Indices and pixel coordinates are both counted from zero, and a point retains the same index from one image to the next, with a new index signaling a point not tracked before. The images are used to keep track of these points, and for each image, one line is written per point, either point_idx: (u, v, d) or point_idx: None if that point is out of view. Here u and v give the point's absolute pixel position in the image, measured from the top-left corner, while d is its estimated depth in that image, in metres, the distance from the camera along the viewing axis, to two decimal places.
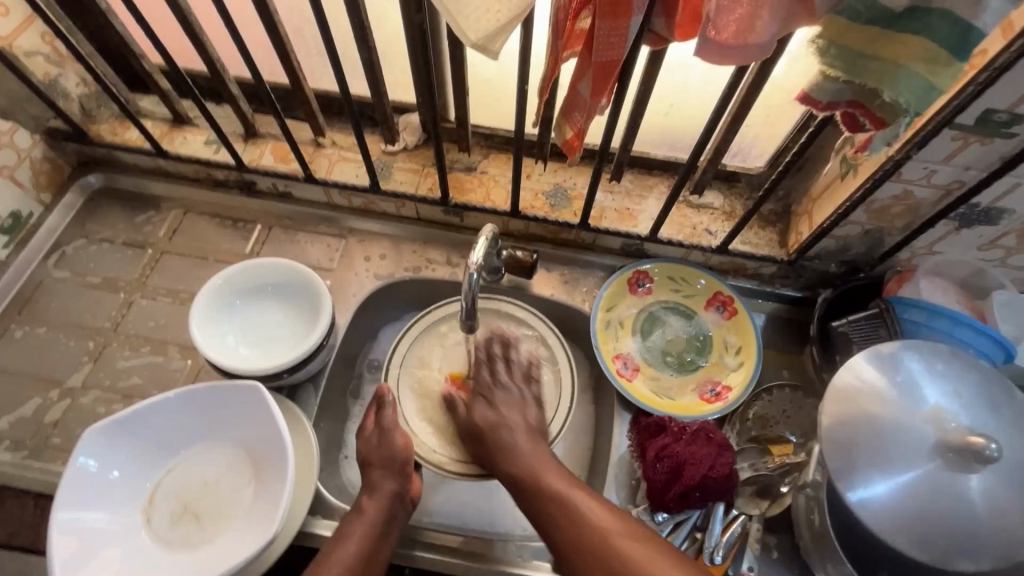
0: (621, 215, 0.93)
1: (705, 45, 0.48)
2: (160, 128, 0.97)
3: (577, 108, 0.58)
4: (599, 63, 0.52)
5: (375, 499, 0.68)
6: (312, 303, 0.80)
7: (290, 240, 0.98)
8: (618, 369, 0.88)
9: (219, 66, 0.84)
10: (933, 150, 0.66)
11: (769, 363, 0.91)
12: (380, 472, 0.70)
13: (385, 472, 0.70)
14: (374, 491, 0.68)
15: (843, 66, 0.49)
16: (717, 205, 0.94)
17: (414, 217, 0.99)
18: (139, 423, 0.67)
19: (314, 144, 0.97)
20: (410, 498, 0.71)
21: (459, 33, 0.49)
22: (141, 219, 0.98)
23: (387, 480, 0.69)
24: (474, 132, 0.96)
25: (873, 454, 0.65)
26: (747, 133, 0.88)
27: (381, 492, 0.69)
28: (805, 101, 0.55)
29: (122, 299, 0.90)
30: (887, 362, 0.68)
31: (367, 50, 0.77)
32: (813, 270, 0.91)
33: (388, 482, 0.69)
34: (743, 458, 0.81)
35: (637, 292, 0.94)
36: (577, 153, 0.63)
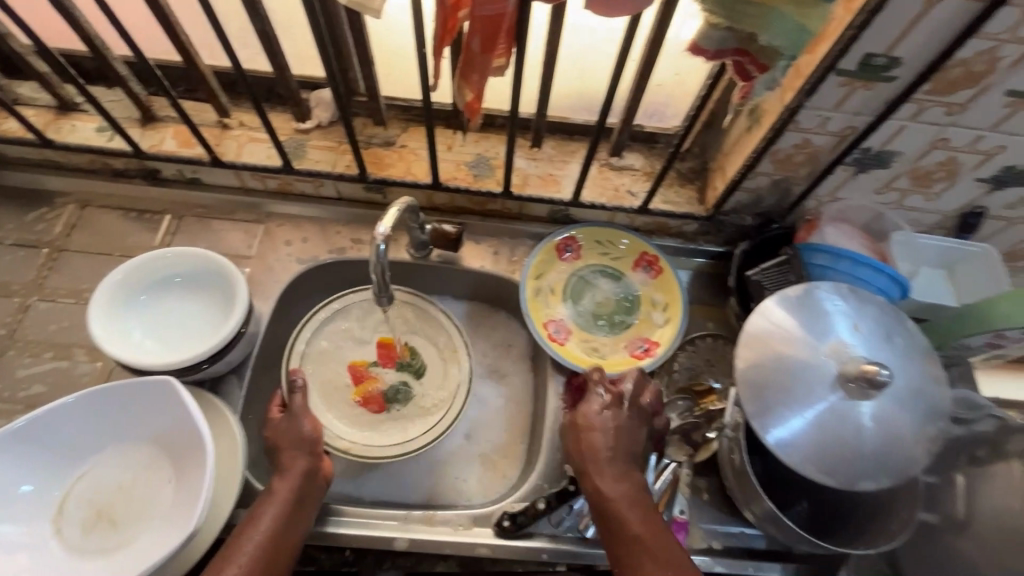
0: (544, 181, 0.93)
1: None
2: (44, 116, 0.89)
3: (472, 68, 0.57)
4: (485, 18, 0.51)
5: (285, 481, 0.66)
6: (226, 291, 0.77)
7: (204, 229, 0.93)
8: (549, 334, 0.88)
9: (99, 44, 0.78)
10: (824, 97, 0.69)
11: (695, 317, 0.95)
12: (292, 453, 0.68)
13: (297, 452, 0.67)
14: (284, 473, 0.66)
15: (722, 13, 0.50)
16: (638, 166, 0.95)
17: (335, 197, 0.96)
18: (37, 429, 0.63)
19: (220, 126, 0.92)
20: (324, 476, 0.69)
21: None
22: (33, 217, 0.91)
23: (298, 460, 0.67)
24: (390, 105, 0.93)
25: (782, 390, 0.68)
26: (660, 93, 0.89)
27: (295, 472, 0.66)
28: (694, 51, 0.55)
29: (17, 304, 0.84)
30: (793, 304, 0.72)
31: (260, 20, 0.73)
32: (730, 224, 0.94)
33: (298, 462, 0.67)
34: (671, 409, 0.82)
35: (566, 257, 0.95)
36: (481, 115, 0.63)
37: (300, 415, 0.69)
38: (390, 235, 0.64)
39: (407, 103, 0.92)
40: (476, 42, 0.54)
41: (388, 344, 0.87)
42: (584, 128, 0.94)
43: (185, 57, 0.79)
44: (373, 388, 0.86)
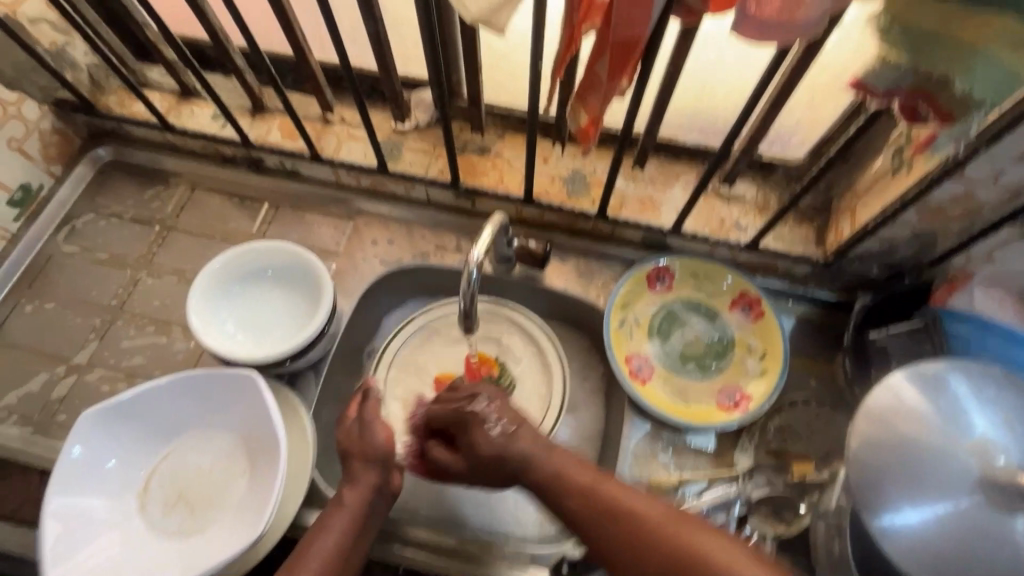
0: (642, 205, 0.87)
1: (741, 19, 0.46)
2: (168, 100, 0.94)
3: (593, 91, 0.52)
4: (617, 42, 0.46)
5: (355, 491, 0.65)
6: (313, 291, 0.77)
7: (297, 220, 0.95)
8: (631, 371, 0.83)
9: (222, 37, 0.80)
10: (1006, 146, 0.58)
11: (795, 371, 0.85)
12: (363, 463, 0.67)
13: (370, 465, 0.66)
14: (354, 483, 0.65)
15: (906, 49, 0.41)
16: (749, 197, 0.86)
17: (424, 200, 0.94)
18: (132, 409, 0.66)
19: (323, 121, 0.93)
20: (392, 491, 0.68)
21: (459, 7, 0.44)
22: (150, 195, 0.96)
23: (369, 472, 0.66)
24: (489, 112, 0.90)
25: (903, 481, 0.59)
26: (788, 119, 0.80)
27: (364, 483, 0.65)
28: (857, 89, 0.47)
29: (129, 276, 0.89)
30: (928, 384, 0.62)
31: (374, 22, 0.71)
32: (851, 273, 0.83)
33: (370, 474, 0.66)
34: (760, 474, 0.75)
35: (657, 288, 0.88)
36: (593, 140, 0.57)
37: (376, 420, 0.69)
38: (484, 262, 0.60)
39: (507, 111, 0.89)
40: (603, 65, 0.49)
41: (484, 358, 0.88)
42: (693, 151, 0.86)
43: (298, 53, 0.80)
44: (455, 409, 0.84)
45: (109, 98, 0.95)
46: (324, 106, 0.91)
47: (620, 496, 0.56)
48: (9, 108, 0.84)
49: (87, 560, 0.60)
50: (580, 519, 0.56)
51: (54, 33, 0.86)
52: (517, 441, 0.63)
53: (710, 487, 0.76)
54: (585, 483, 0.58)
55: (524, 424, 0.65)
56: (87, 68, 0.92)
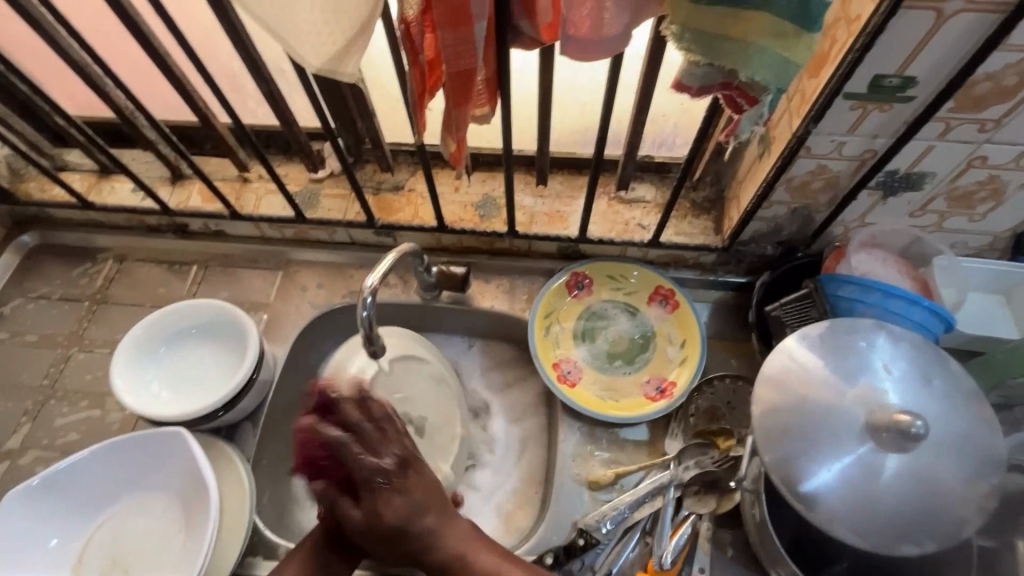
0: (551, 218, 0.92)
1: (567, 43, 0.51)
2: (88, 180, 0.97)
3: (449, 118, 0.56)
4: (454, 73, 0.51)
5: (295, 554, 0.64)
6: (240, 341, 0.80)
7: (227, 278, 0.98)
8: (559, 376, 0.86)
9: (128, 114, 0.84)
10: (836, 121, 0.64)
11: (716, 353, 0.89)
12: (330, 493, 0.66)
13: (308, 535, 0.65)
14: (294, 548, 0.65)
15: (699, 49, 0.48)
16: (649, 198, 0.92)
17: (349, 242, 0.98)
18: (60, 481, 0.66)
19: (241, 180, 0.97)
20: (345, 558, 0.65)
21: (301, 61, 0.48)
22: (78, 272, 0.98)
23: (308, 538, 0.65)
24: (397, 151, 0.95)
25: (811, 443, 0.62)
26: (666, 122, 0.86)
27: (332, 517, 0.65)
28: (678, 89, 0.53)
29: (60, 354, 0.90)
30: (816, 344, 0.66)
31: (266, 83, 0.76)
32: (751, 254, 0.89)
33: (310, 537, 0.64)
34: (687, 456, 0.76)
35: (576, 294, 0.92)
36: (465, 163, 0.62)
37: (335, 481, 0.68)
38: (378, 287, 0.63)
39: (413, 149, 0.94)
40: (450, 96, 0.54)
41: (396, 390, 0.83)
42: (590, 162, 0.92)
43: (202, 120, 0.84)
44: None
45: (29, 185, 0.98)
46: (240, 166, 0.95)
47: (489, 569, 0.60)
48: None
49: None
50: None
51: None
52: (432, 537, 0.60)
53: (647, 476, 0.78)
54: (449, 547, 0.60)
55: (450, 519, 0.61)
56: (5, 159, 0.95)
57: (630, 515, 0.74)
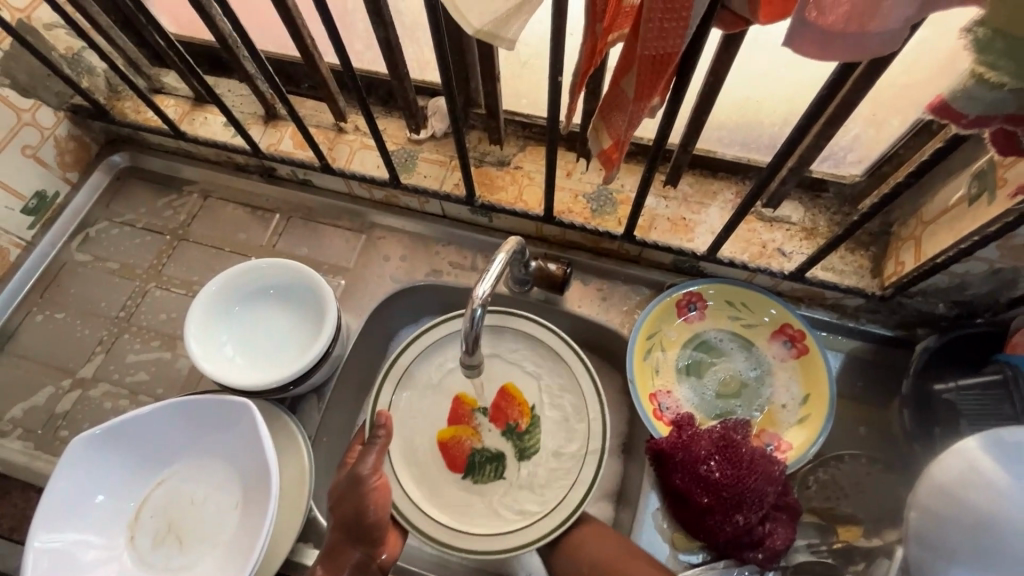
0: (674, 226, 0.79)
1: (800, 31, 0.38)
2: (182, 107, 0.92)
3: (616, 109, 0.45)
4: (646, 58, 0.39)
5: (331, 571, 0.59)
6: (319, 312, 0.74)
7: (308, 232, 0.92)
8: (655, 410, 0.75)
9: (232, 43, 0.77)
10: None
11: (842, 416, 0.76)
12: (342, 538, 0.60)
13: (348, 542, 0.60)
14: (332, 563, 0.59)
15: (1009, 67, 0.34)
16: (795, 219, 0.78)
17: (440, 215, 0.89)
18: (125, 434, 0.63)
19: (336, 130, 0.89)
20: (381, 566, 0.61)
21: (458, 19, 0.37)
22: (163, 203, 0.95)
23: (352, 550, 0.60)
24: (510, 122, 0.83)
25: (979, 572, 0.51)
26: (844, 132, 0.70)
27: (345, 564, 0.59)
28: (940, 112, 0.40)
29: (138, 287, 0.88)
30: (1013, 454, 0.52)
31: (384, 27, 0.65)
32: (912, 308, 0.73)
33: (350, 551, 0.60)
34: (800, 535, 0.67)
35: (686, 316, 0.80)
36: (617, 167, 0.51)
37: (353, 540, 0.60)
38: (489, 299, 0.55)
39: (528, 121, 0.82)
40: (630, 83, 0.42)
41: (514, 399, 0.73)
42: (734, 167, 0.78)
43: (308, 60, 0.75)
44: (465, 440, 0.72)
45: (125, 104, 0.93)
46: (337, 114, 0.87)
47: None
48: (24, 115, 0.83)
49: None
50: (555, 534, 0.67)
51: (69, 39, 0.84)
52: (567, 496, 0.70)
53: None
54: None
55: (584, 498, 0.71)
56: (103, 73, 0.90)
57: None
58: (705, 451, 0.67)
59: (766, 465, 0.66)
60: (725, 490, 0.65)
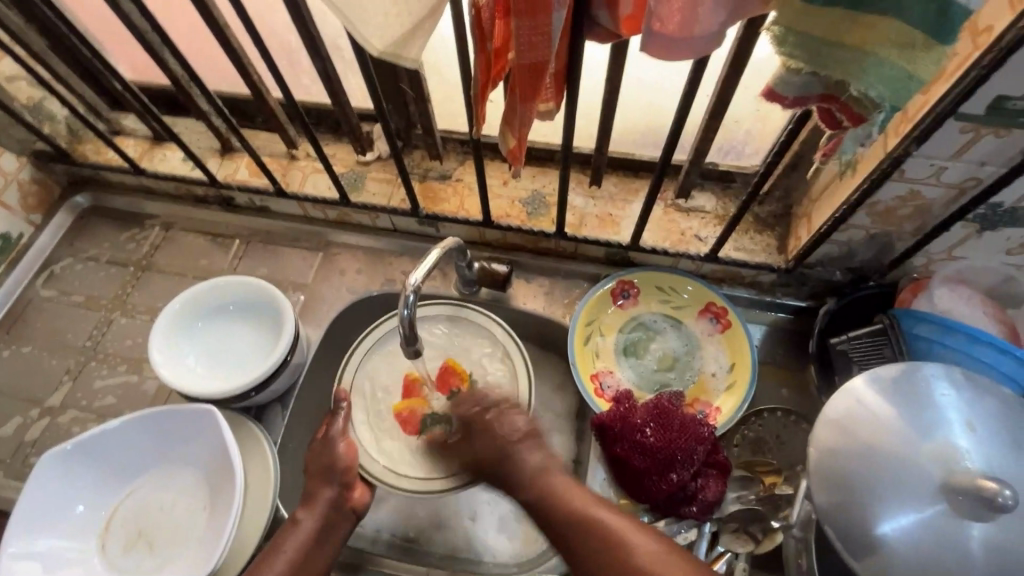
0: (602, 222, 0.87)
1: (649, 39, 0.45)
2: (141, 146, 0.98)
3: (512, 113, 0.53)
4: (525, 66, 0.47)
5: (312, 510, 0.66)
6: (277, 323, 0.79)
7: (268, 254, 0.97)
8: (597, 388, 0.82)
9: (185, 84, 0.84)
10: (941, 144, 0.57)
11: (765, 381, 0.84)
12: (319, 482, 0.68)
13: (325, 483, 0.67)
14: (311, 502, 0.66)
15: (804, 56, 0.43)
16: (708, 208, 0.87)
17: (391, 228, 0.96)
18: (89, 449, 0.66)
19: (289, 157, 0.96)
20: (353, 508, 0.68)
21: (363, 43, 0.44)
22: (126, 237, 1.00)
23: (326, 489, 0.67)
24: (448, 139, 0.91)
25: (875, 494, 0.56)
26: (737, 128, 0.80)
27: (322, 501, 0.67)
28: (769, 97, 0.48)
29: (103, 317, 0.92)
30: (889, 388, 0.60)
31: (321, 59, 0.73)
32: (816, 278, 0.82)
33: (325, 491, 0.67)
34: (732, 488, 0.74)
35: (620, 303, 0.88)
36: (524, 161, 0.59)
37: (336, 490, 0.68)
38: (421, 286, 0.62)
39: (464, 138, 0.90)
40: (517, 90, 0.50)
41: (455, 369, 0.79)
42: (649, 165, 0.87)
43: (257, 94, 0.82)
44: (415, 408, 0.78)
45: (86, 147, 0.99)
46: (288, 143, 0.93)
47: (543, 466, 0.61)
48: None
49: None
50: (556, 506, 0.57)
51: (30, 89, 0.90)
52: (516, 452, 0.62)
53: None
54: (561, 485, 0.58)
55: (534, 440, 0.64)
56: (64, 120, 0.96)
57: None
58: (638, 418, 0.74)
59: (694, 423, 0.73)
60: (658, 452, 0.72)
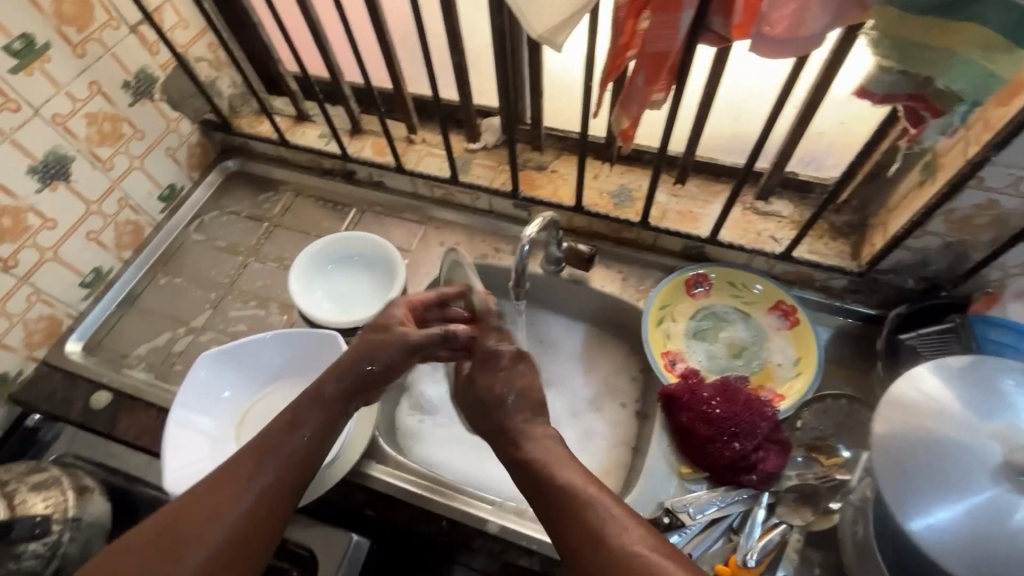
0: (683, 217, 0.95)
1: (759, 41, 0.55)
2: (287, 123, 1.15)
3: (632, 97, 0.63)
4: (653, 56, 0.58)
5: (333, 384, 0.67)
6: (389, 275, 0.91)
7: (378, 223, 1.12)
8: (666, 364, 0.89)
9: (337, 71, 1.00)
10: (1021, 154, 0.63)
11: (829, 379, 0.88)
12: (365, 351, 0.69)
13: (370, 362, 0.68)
14: (340, 373, 0.67)
15: (896, 56, 0.52)
16: (785, 213, 0.93)
17: (487, 210, 1.08)
18: (240, 350, 0.81)
19: (407, 141, 1.10)
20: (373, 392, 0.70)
21: (527, 28, 0.56)
22: (263, 198, 1.17)
23: (357, 363, 0.68)
24: (548, 134, 1.03)
25: (936, 478, 0.58)
26: (819, 142, 0.87)
27: (344, 377, 0.67)
28: (861, 95, 0.57)
29: (240, 261, 1.08)
30: (949, 375, 0.62)
31: (459, 55, 0.86)
32: (888, 285, 0.86)
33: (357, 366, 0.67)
34: (791, 467, 0.79)
35: (694, 293, 0.95)
36: (632, 143, 0.69)
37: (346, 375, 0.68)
38: (534, 237, 0.75)
39: (564, 134, 1.01)
40: (641, 77, 0.61)
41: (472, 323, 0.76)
42: (731, 170, 0.95)
43: (396, 82, 0.97)
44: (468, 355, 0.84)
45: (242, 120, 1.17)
46: (410, 128, 1.08)
47: (581, 486, 0.55)
48: (172, 124, 1.07)
49: (190, 461, 0.74)
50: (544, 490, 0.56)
51: (209, 69, 1.08)
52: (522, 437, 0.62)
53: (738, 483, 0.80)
54: (584, 500, 0.54)
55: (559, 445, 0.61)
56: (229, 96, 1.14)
57: (721, 509, 0.76)
58: (704, 395, 0.81)
59: (759, 401, 0.79)
60: (722, 422, 0.78)
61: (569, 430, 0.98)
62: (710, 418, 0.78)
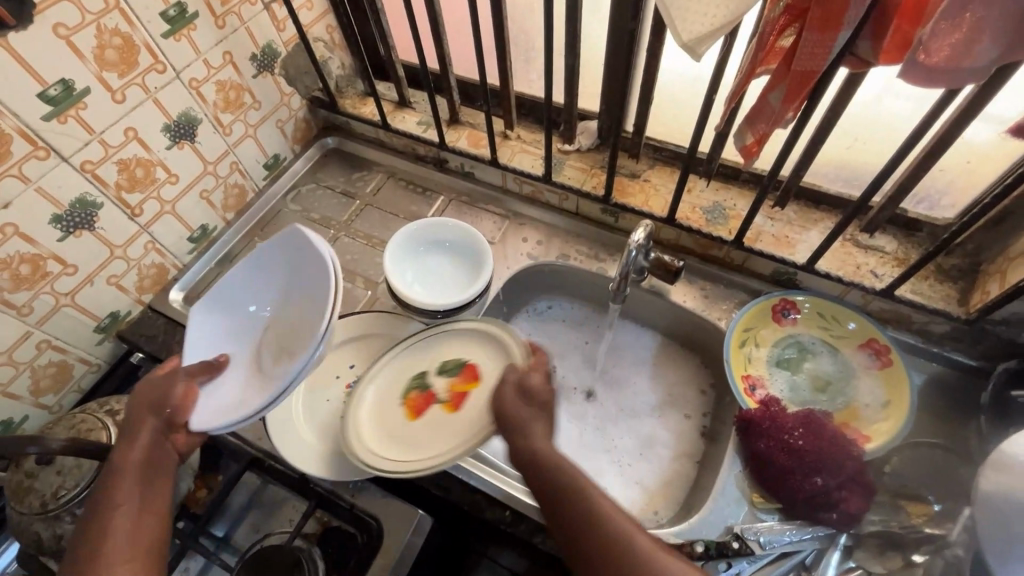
0: (778, 241, 0.93)
1: (910, 68, 0.53)
2: (388, 107, 1.19)
3: (764, 113, 0.63)
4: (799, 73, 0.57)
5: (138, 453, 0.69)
6: (476, 264, 0.94)
7: (463, 213, 1.14)
8: (745, 388, 0.87)
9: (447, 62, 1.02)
10: None
11: (918, 426, 0.84)
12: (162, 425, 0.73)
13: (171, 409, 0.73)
14: (150, 418, 0.71)
15: None
16: (888, 249, 0.90)
17: (573, 212, 1.09)
18: (272, 257, 0.84)
19: (502, 136, 1.12)
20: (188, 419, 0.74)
21: (674, 34, 0.57)
22: (356, 177, 1.22)
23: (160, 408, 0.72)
24: (646, 144, 1.03)
25: None
26: (938, 179, 0.84)
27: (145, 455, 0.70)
28: None
29: (331, 234, 1.13)
30: None
31: (574, 56, 0.87)
32: (996, 337, 0.81)
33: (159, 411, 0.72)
34: (874, 511, 0.75)
35: (780, 319, 0.93)
36: (754, 159, 0.69)
37: (174, 378, 0.75)
38: (641, 244, 0.86)
39: (661, 145, 1.02)
40: (779, 93, 0.60)
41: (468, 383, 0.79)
42: (835, 200, 0.93)
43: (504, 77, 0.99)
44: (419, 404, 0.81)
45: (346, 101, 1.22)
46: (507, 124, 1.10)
47: (613, 514, 0.59)
48: (285, 98, 1.12)
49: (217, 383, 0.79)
50: (574, 517, 0.60)
51: (325, 50, 1.13)
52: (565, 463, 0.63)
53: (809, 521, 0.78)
54: (615, 526, 0.58)
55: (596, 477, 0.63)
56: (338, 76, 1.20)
57: (792, 543, 0.74)
58: (785, 423, 0.79)
59: (840, 437, 0.77)
60: (803, 454, 0.76)
61: (631, 439, 0.98)
62: (785, 449, 0.77)
